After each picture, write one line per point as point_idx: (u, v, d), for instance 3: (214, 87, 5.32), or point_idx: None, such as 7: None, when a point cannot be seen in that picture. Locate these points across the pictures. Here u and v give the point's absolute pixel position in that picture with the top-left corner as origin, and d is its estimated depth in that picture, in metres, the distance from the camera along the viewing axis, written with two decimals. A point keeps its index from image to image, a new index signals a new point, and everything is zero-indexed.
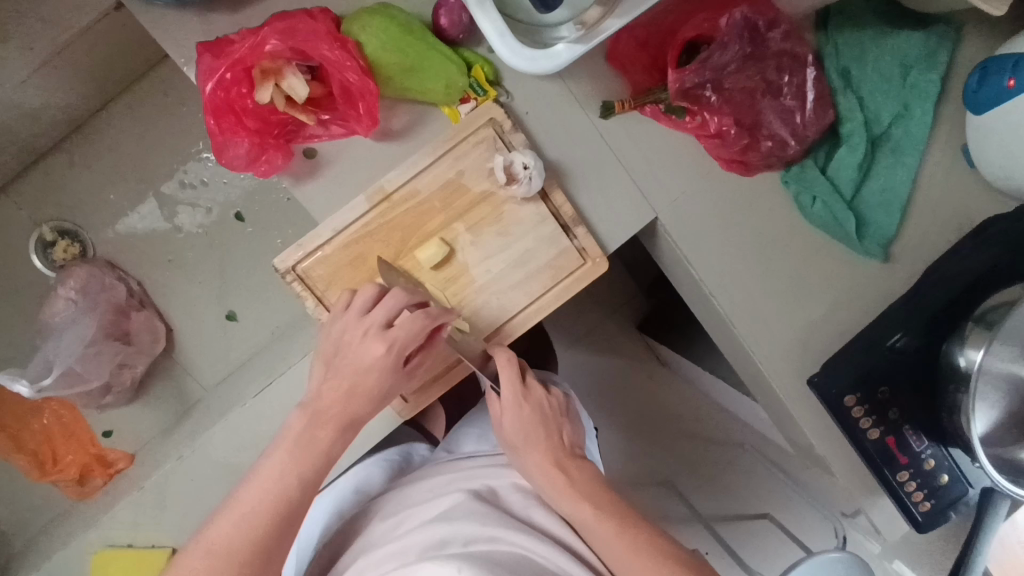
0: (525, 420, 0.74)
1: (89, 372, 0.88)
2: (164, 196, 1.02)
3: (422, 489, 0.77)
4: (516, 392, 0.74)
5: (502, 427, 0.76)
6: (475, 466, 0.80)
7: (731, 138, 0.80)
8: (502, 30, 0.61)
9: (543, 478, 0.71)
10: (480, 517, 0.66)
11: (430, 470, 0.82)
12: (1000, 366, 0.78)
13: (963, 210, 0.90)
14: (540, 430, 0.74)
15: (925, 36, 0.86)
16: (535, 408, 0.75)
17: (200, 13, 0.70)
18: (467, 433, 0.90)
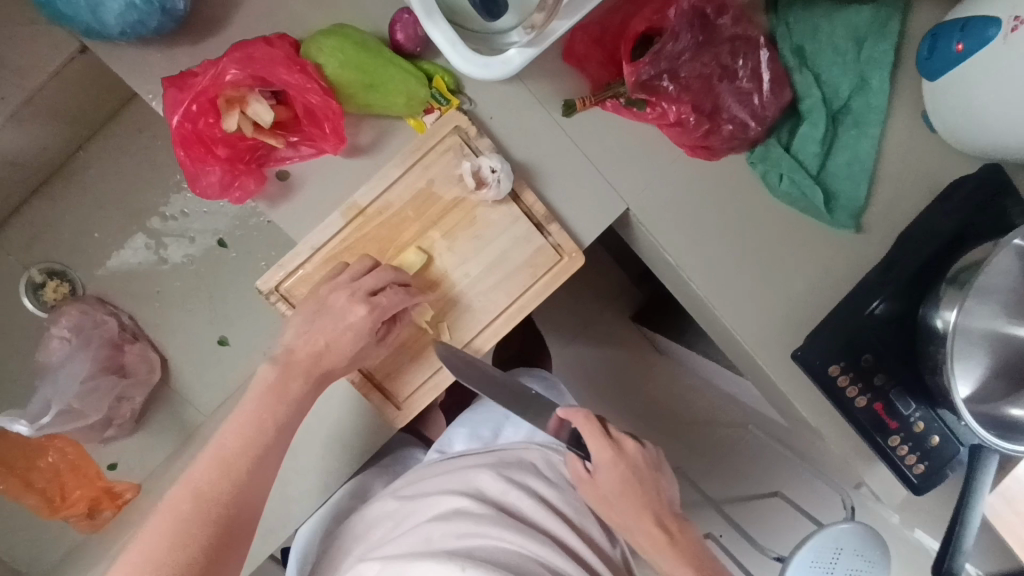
0: (621, 483, 0.72)
1: (87, 409, 0.89)
2: (150, 230, 1.04)
3: (418, 481, 0.78)
4: (607, 452, 0.72)
5: (592, 493, 0.74)
6: (469, 458, 0.78)
7: (692, 124, 0.82)
8: (452, 41, 0.62)
9: (645, 540, 0.71)
10: (478, 514, 0.68)
11: (425, 466, 0.81)
12: (976, 322, 0.81)
13: (929, 174, 0.92)
14: (637, 493, 0.73)
15: (874, 9, 0.88)
16: (627, 468, 0.72)
17: (162, 48, 0.72)
18: (457, 428, 0.87)
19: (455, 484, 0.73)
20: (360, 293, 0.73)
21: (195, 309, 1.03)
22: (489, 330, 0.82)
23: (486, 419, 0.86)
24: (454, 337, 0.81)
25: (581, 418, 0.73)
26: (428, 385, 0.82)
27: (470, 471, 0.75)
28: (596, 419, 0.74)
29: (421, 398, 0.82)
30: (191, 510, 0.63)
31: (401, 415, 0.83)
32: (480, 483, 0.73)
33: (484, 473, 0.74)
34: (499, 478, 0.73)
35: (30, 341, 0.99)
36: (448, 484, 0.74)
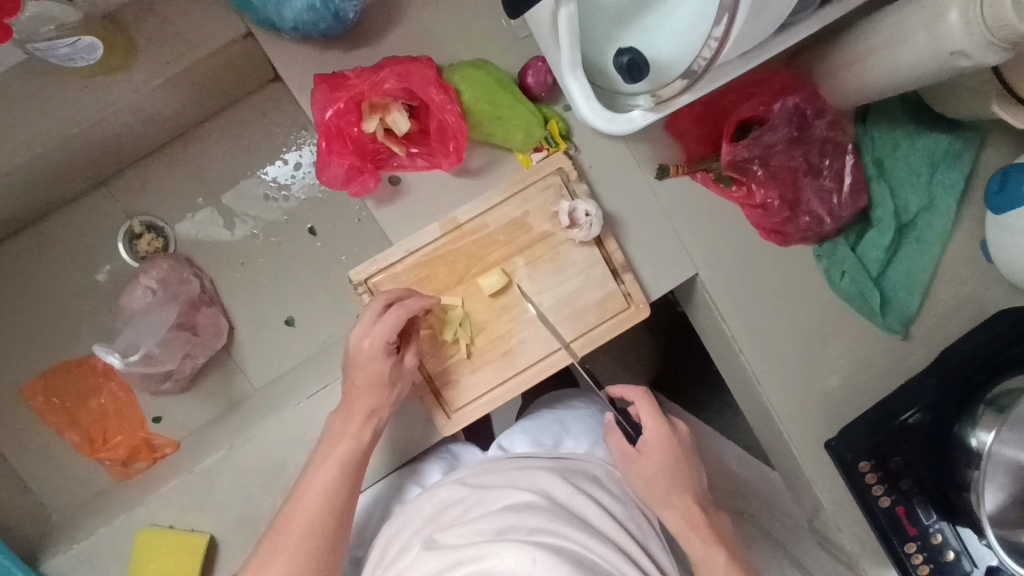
0: (663, 463, 0.81)
1: (165, 356, 0.94)
2: (224, 206, 1.03)
3: (486, 474, 0.79)
4: (662, 427, 0.82)
5: (633, 469, 0.81)
6: (536, 461, 0.80)
7: (774, 210, 0.88)
8: (587, 93, 0.67)
9: (681, 520, 0.80)
10: (549, 511, 0.68)
11: (490, 463, 0.83)
12: (1005, 451, 0.81)
13: (976, 299, 0.97)
14: (676, 470, 0.81)
15: (952, 139, 0.94)
16: (674, 447, 0.82)
17: (318, 47, 0.79)
18: (519, 434, 0.92)
19: (525, 483, 0.75)
20: (374, 335, 0.76)
21: (267, 287, 1.03)
22: (548, 359, 0.85)
23: (546, 432, 0.92)
24: (514, 361, 0.85)
25: (642, 395, 0.83)
26: (481, 402, 0.85)
27: (539, 474, 0.76)
28: (653, 398, 0.84)
29: (471, 410, 0.85)
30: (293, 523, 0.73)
31: (449, 424, 0.85)
32: (549, 485, 0.74)
33: (554, 478, 0.75)
34: (568, 485, 0.74)
35: (107, 285, 1.03)
36: (517, 481, 0.75)
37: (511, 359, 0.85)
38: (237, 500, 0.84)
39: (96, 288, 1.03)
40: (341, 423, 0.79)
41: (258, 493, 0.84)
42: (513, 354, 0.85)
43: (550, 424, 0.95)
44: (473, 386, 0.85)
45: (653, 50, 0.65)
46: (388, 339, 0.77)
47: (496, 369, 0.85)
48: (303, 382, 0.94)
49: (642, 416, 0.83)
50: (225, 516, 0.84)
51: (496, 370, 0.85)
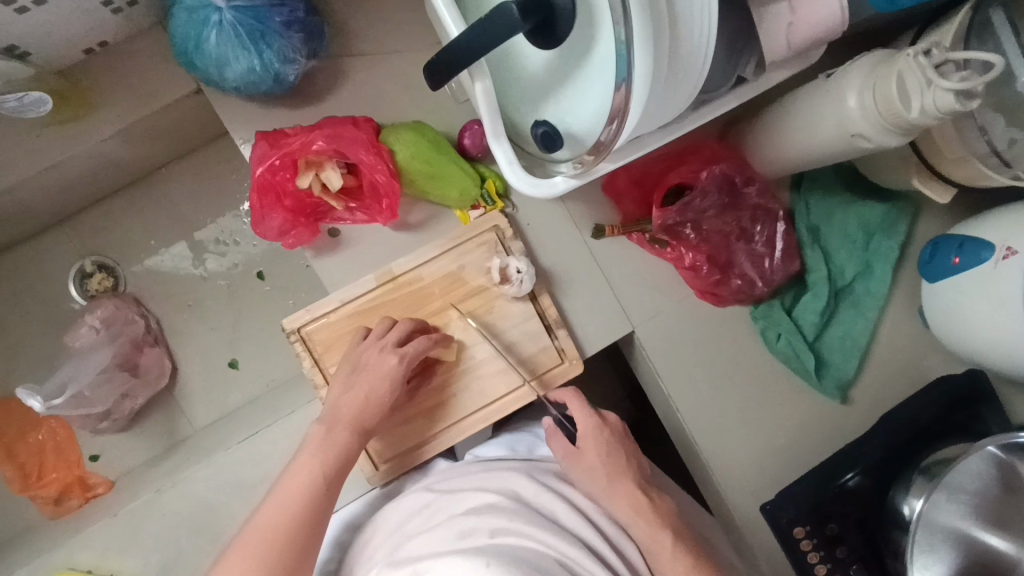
0: (605, 453, 0.78)
1: (96, 398, 0.94)
2: (197, 242, 1.08)
3: (454, 477, 0.79)
4: (591, 421, 0.80)
5: (574, 460, 0.78)
6: (507, 463, 0.81)
7: (705, 272, 0.89)
8: (510, 159, 0.69)
9: (628, 509, 0.74)
10: (510, 513, 0.69)
11: (459, 466, 0.83)
12: (943, 518, 0.79)
13: (914, 366, 0.98)
14: (620, 455, 0.79)
15: (886, 209, 0.97)
16: (613, 440, 0.79)
17: (265, 105, 0.83)
18: (492, 443, 0.89)
19: (493, 485, 0.75)
20: (388, 346, 0.78)
21: (218, 327, 1.07)
22: (479, 415, 0.86)
23: (523, 438, 0.89)
24: (446, 414, 0.86)
25: (569, 394, 0.82)
26: (411, 454, 0.86)
27: (507, 475, 0.77)
28: (581, 397, 0.82)
29: (407, 461, 0.86)
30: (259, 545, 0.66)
31: (378, 474, 0.86)
32: (518, 487, 0.75)
33: (522, 478, 0.76)
34: (538, 485, 0.75)
35: (62, 322, 1.06)
36: (485, 483, 0.76)
37: (442, 413, 0.86)
38: (157, 546, 0.83)
39: (50, 325, 1.06)
40: (329, 434, 0.74)
41: (180, 540, 0.83)
42: (446, 409, 0.86)
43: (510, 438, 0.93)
44: (428, 443, 0.86)
45: (568, 124, 0.67)
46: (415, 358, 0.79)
47: (460, 428, 0.86)
48: (239, 427, 0.94)
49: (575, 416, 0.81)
50: (145, 564, 0.83)
51: (427, 424, 0.86)
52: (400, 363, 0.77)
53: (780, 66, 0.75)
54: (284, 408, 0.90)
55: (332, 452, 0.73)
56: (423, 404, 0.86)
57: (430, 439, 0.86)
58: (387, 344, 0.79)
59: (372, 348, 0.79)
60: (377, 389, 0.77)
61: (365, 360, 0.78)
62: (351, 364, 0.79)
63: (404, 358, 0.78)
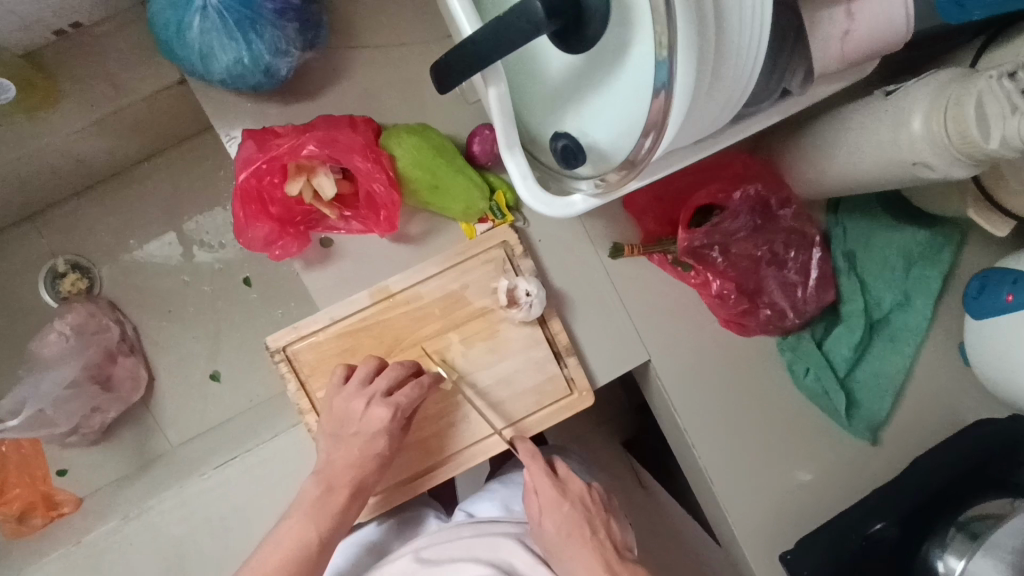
0: (564, 522, 0.71)
1: (59, 417, 0.89)
2: (184, 233, 1.02)
3: (445, 543, 0.74)
4: (548, 488, 0.73)
5: (541, 529, 0.72)
6: (499, 526, 0.77)
7: (732, 301, 0.81)
8: (524, 173, 0.61)
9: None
10: None
11: (449, 528, 0.78)
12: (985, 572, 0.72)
13: (952, 408, 0.90)
14: (584, 527, 0.71)
15: (930, 236, 0.88)
16: (570, 507, 0.72)
17: (254, 100, 0.75)
18: (486, 497, 0.85)
19: (487, 555, 0.71)
20: (376, 396, 0.71)
21: (199, 335, 1.01)
22: (479, 446, 0.79)
23: (517, 495, 0.85)
24: (443, 446, 0.79)
25: (524, 453, 0.75)
26: (403, 488, 0.79)
27: (502, 543, 0.72)
28: (540, 458, 0.75)
29: (398, 497, 0.79)
30: None
31: (369, 507, 0.79)
32: (510, 556, 0.71)
33: (515, 548, 0.72)
34: (528, 553, 0.72)
35: (33, 324, 1.00)
36: (478, 551, 0.71)
37: (437, 446, 0.79)
38: None
39: (22, 327, 1.00)
40: (324, 494, 0.70)
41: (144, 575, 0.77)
42: (443, 441, 0.79)
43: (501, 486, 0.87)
44: (420, 475, 0.79)
45: (592, 137, 0.59)
46: (407, 410, 0.72)
47: (455, 462, 0.79)
48: (218, 447, 0.88)
49: (534, 480, 0.74)
50: None
51: (421, 456, 0.79)
52: (392, 418, 0.71)
53: (829, 80, 0.66)
54: (266, 433, 0.85)
55: (323, 515, 0.69)
56: (414, 435, 0.78)
57: (425, 477, 0.79)
58: (375, 395, 0.71)
59: (358, 399, 0.71)
60: (366, 444, 0.71)
61: (352, 414, 0.71)
62: (336, 420, 0.72)
63: (395, 411, 0.71)
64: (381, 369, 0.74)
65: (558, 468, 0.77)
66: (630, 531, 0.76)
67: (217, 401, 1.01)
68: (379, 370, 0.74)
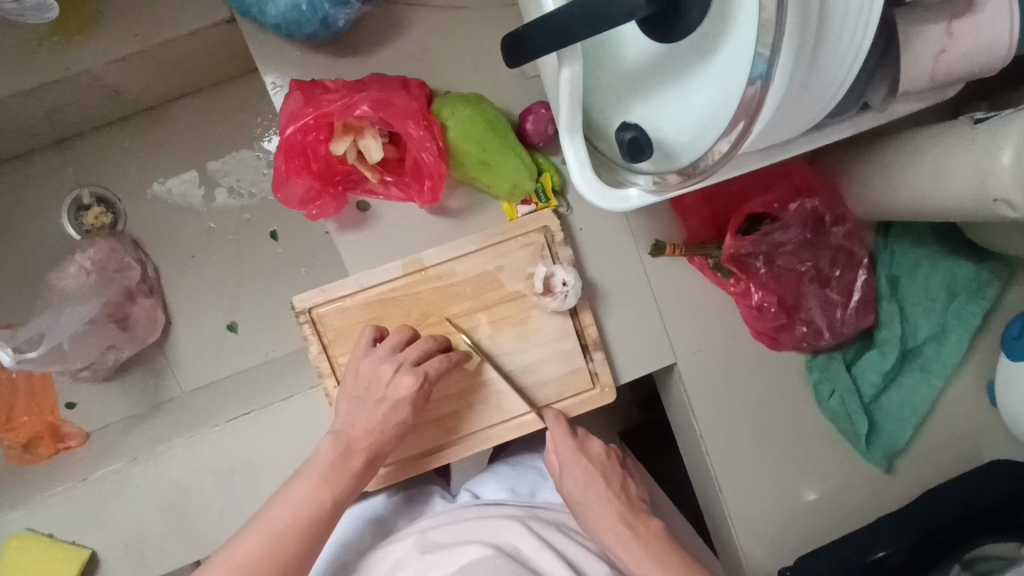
0: (584, 479, 0.72)
1: (75, 354, 0.86)
2: (209, 174, 0.99)
3: (449, 525, 0.74)
4: (569, 443, 0.74)
5: (562, 486, 0.73)
6: (504, 509, 0.76)
7: (771, 314, 0.79)
8: (583, 160, 0.58)
9: (606, 532, 0.68)
10: None
11: (454, 511, 0.78)
12: None
13: (972, 443, 0.89)
14: (602, 481, 0.72)
15: (978, 269, 0.86)
16: (591, 465, 0.73)
17: (303, 50, 0.72)
18: (491, 480, 0.84)
19: (489, 537, 0.70)
20: (404, 365, 0.70)
21: (220, 284, 0.99)
22: (495, 430, 0.78)
23: (524, 479, 0.85)
24: (459, 426, 0.78)
25: (549, 414, 0.76)
26: (414, 463, 0.78)
27: (506, 526, 0.71)
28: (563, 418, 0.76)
29: (406, 471, 0.78)
30: None
31: (375, 479, 0.78)
32: (513, 540, 0.69)
33: (519, 530, 0.70)
34: (531, 537, 0.70)
35: (52, 254, 0.98)
36: (480, 535, 0.71)
37: (454, 425, 0.78)
38: (125, 522, 0.77)
39: (42, 256, 0.98)
40: (339, 456, 0.68)
41: (149, 518, 0.77)
42: (460, 421, 0.77)
43: (508, 472, 0.86)
44: (432, 452, 0.78)
45: (661, 132, 0.56)
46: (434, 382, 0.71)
47: (468, 443, 0.78)
48: (231, 399, 0.87)
49: (556, 442, 0.75)
50: (114, 537, 0.77)
51: (435, 433, 0.77)
52: (419, 387, 0.69)
53: (913, 98, 0.63)
54: (281, 391, 0.83)
55: (338, 477, 0.67)
56: (431, 412, 0.77)
57: (438, 455, 0.78)
58: (404, 363, 0.70)
59: (386, 364, 0.70)
60: (384, 415, 0.70)
61: (379, 378, 0.70)
62: (360, 382, 0.70)
63: (423, 381, 0.70)
64: (413, 338, 0.73)
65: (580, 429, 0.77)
66: (649, 492, 0.77)
67: (232, 353, 0.99)
68: (411, 339, 0.73)
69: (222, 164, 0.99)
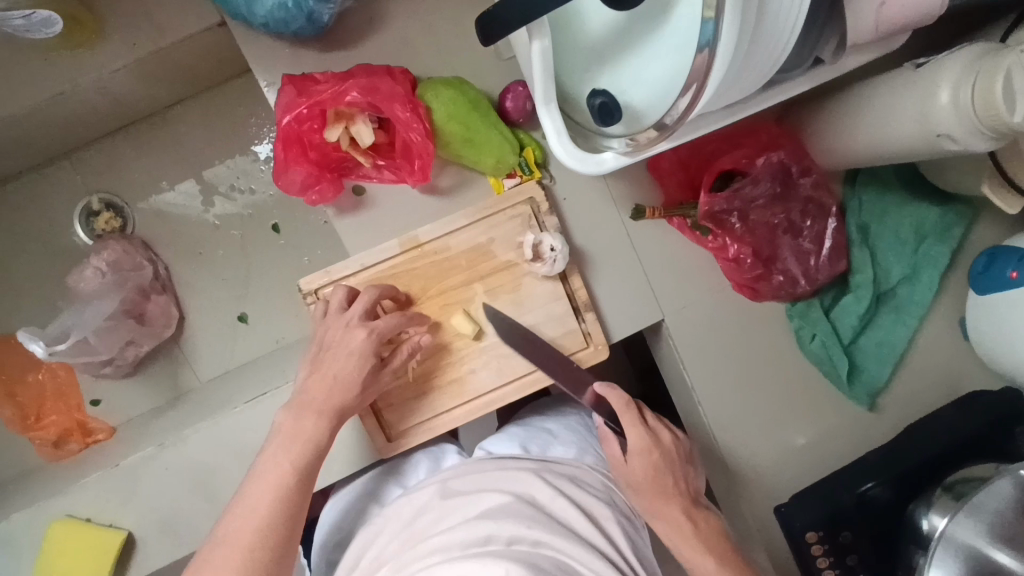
0: (651, 469, 0.78)
1: (100, 345, 0.92)
2: (210, 176, 1.04)
3: (469, 476, 0.77)
4: (642, 440, 0.78)
5: (625, 471, 0.79)
6: (518, 461, 0.79)
7: (748, 265, 0.84)
8: (559, 129, 0.63)
9: (677, 529, 0.77)
10: (526, 518, 0.67)
11: (472, 463, 0.81)
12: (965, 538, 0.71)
13: (951, 377, 0.94)
14: (666, 475, 0.78)
15: (942, 212, 0.91)
16: (665, 457, 0.78)
17: (293, 46, 0.77)
18: (505, 437, 0.87)
19: (508, 485, 0.74)
20: (354, 321, 0.75)
21: (229, 278, 1.05)
22: (494, 395, 0.83)
23: (535, 437, 0.87)
24: (463, 391, 0.82)
25: (615, 395, 0.79)
26: (421, 430, 0.83)
27: (524, 477, 0.76)
28: (636, 410, 0.79)
29: (413, 439, 0.83)
30: (263, 544, 0.64)
31: (389, 447, 0.83)
32: (531, 489, 0.74)
33: (536, 480, 0.75)
34: (549, 487, 0.74)
35: (67, 260, 1.03)
36: (499, 484, 0.75)
37: (456, 391, 0.82)
38: (157, 502, 0.82)
39: (57, 263, 1.03)
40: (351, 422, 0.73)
41: (180, 495, 0.82)
42: (461, 387, 0.82)
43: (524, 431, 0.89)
44: (434, 421, 0.83)
45: (627, 96, 0.61)
46: (383, 332, 0.75)
47: (472, 407, 0.83)
48: (247, 383, 0.92)
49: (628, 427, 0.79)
50: (148, 517, 0.83)
51: (440, 400, 0.82)
52: (369, 336, 0.74)
53: (860, 51, 0.68)
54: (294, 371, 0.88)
55: None
56: (434, 381, 0.82)
57: (411, 434, 0.82)
58: (355, 317, 0.75)
59: (341, 320, 0.75)
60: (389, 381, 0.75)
61: (333, 336, 0.74)
62: (319, 343, 0.75)
63: (372, 331, 0.74)
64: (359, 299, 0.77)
65: (645, 414, 0.82)
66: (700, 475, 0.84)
67: (244, 342, 1.05)
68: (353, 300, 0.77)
69: (223, 168, 1.04)
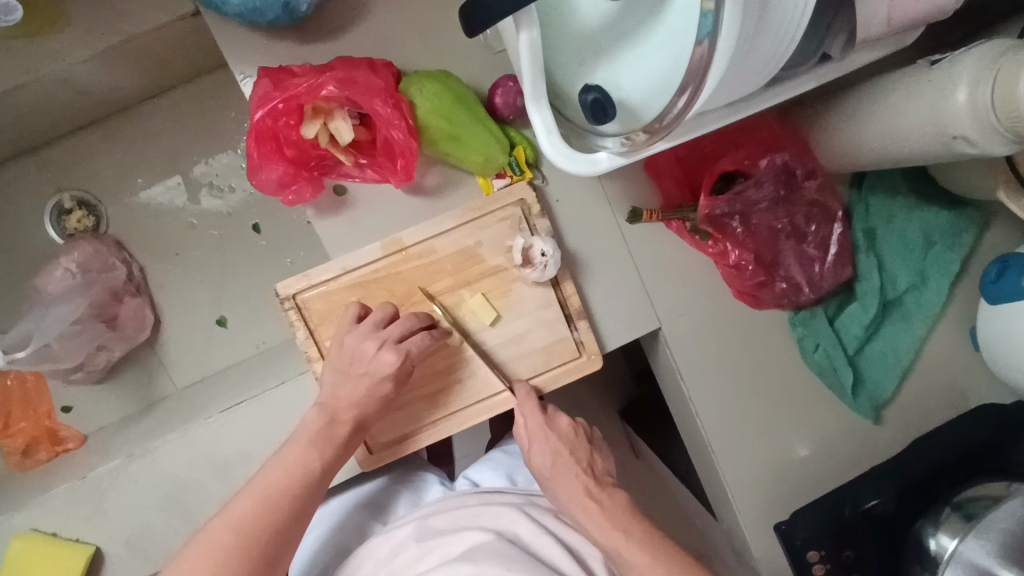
0: (550, 454, 0.72)
1: (64, 352, 0.89)
2: (188, 174, 1.00)
3: (451, 511, 0.74)
4: (536, 421, 0.74)
5: (531, 460, 0.73)
6: (504, 496, 0.76)
7: (749, 272, 0.81)
8: (549, 127, 0.59)
9: (574, 505, 0.68)
10: (508, 559, 0.62)
11: (457, 496, 0.78)
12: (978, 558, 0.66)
13: (958, 388, 0.90)
14: (568, 456, 0.72)
15: (952, 217, 0.87)
16: (557, 439, 0.73)
17: (269, 37, 0.73)
18: (489, 466, 0.85)
19: (489, 522, 0.70)
20: (388, 342, 0.71)
21: (206, 280, 1.01)
22: (490, 403, 0.79)
23: (522, 467, 0.85)
24: (448, 402, 0.79)
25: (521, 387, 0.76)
26: (407, 441, 0.79)
27: (506, 513, 0.71)
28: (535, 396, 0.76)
29: (397, 451, 0.79)
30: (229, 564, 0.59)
31: (370, 459, 0.79)
32: (513, 526, 0.70)
33: (518, 516, 0.71)
34: (533, 523, 0.70)
35: (38, 260, 0.99)
36: (480, 520, 0.71)
37: (444, 399, 0.79)
38: (126, 517, 0.78)
39: (28, 263, 0.99)
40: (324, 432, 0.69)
41: (147, 510, 0.78)
42: (453, 396, 0.79)
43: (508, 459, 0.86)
44: (418, 432, 0.79)
45: (622, 92, 0.57)
46: (416, 359, 0.73)
47: (458, 419, 0.79)
48: (223, 391, 0.88)
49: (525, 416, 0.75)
50: (115, 532, 0.79)
51: (426, 410, 0.79)
52: (400, 364, 0.71)
53: (868, 47, 0.64)
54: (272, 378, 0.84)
55: (328, 446, 0.69)
56: (421, 390, 0.78)
57: (409, 441, 0.79)
58: (386, 340, 0.71)
59: (369, 340, 0.71)
60: (367, 389, 0.72)
61: (362, 354, 0.71)
62: (344, 357, 0.72)
63: (404, 357, 0.71)
64: (395, 317, 0.74)
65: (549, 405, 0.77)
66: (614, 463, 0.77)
67: (223, 346, 1.01)
68: (393, 318, 0.74)
69: (201, 165, 1.00)
